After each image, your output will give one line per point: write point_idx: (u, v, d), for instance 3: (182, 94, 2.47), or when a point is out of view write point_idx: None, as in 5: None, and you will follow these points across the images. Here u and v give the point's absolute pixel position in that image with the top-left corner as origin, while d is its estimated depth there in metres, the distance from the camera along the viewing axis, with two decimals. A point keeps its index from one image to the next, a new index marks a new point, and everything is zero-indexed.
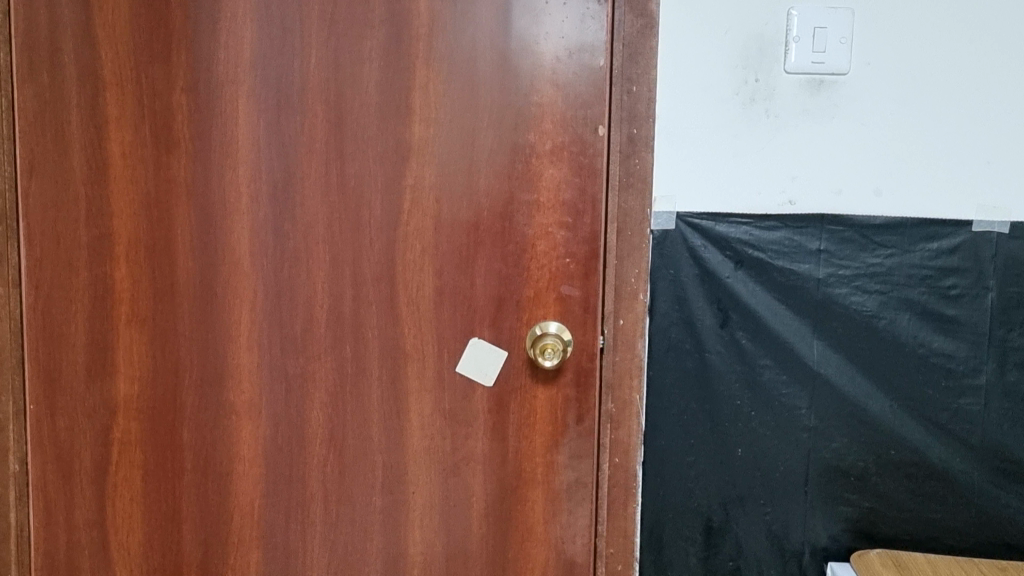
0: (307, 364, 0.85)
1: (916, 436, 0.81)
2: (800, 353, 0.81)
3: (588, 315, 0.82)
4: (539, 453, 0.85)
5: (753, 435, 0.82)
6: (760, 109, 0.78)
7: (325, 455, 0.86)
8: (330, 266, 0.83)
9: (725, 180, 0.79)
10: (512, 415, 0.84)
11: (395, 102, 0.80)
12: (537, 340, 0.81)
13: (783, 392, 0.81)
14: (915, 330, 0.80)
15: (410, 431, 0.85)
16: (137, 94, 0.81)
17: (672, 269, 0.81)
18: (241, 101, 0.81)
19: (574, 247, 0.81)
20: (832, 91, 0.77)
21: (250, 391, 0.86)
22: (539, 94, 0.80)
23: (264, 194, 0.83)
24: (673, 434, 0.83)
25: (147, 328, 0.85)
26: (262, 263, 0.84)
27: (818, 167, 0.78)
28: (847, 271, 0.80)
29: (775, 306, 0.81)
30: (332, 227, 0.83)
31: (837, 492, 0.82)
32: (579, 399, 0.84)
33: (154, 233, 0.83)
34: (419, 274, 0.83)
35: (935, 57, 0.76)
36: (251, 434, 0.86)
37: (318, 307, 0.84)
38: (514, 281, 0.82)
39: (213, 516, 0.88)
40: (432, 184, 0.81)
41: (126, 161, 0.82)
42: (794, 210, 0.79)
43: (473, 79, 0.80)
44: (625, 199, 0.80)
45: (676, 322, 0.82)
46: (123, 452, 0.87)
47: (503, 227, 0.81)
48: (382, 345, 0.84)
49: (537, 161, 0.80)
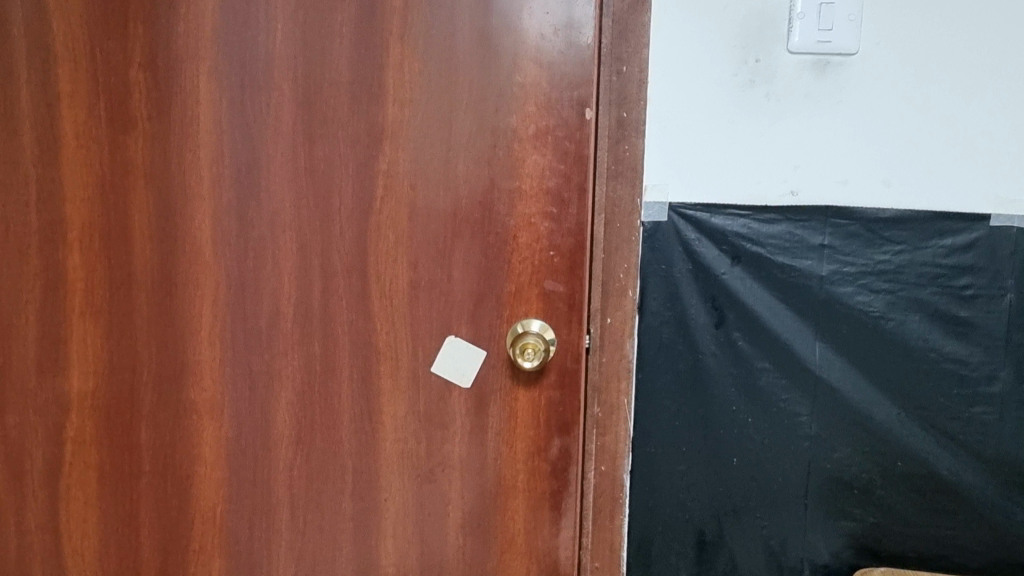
0: (272, 360, 0.79)
1: (925, 447, 0.75)
2: (800, 356, 0.75)
3: (573, 313, 0.76)
4: (521, 460, 0.79)
5: (749, 443, 0.76)
6: (761, 92, 0.72)
7: (291, 459, 0.81)
8: (297, 256, 0.78)
9: (723, 168, 0.73)
10: (492, 418, 0.78)
11: (367, 82, 0.75)
12: (518, 339, 0.75)
13: (782, 397, 0.76)
14: (925, 332, 0.74)
15: (382, 434, 0.80)
16: (91, 70, 0.76)
17: (664, 265, 0.76)
18: (202, 79, 0.76)
19: (559, 239, 0.75)
20: (839, 73, 0.71)
21: (212, 389, 0.80)
22: (523, 74, 0.73)
23: (227, 179, 0.77)
24: (664, 441, 0.77)
25: (102, 320, 0.80)
26: (224, 253, 0.78)
27: (822, 155, 0.72)
28: (853, 268, 0.74)
29: (775, 306, 0.75)
30: (300, 216, 0.77)
31: (839, 505, 0.76)
32: (564, 403, 0.77)
33: (109, 219, 0.78)
34: (393, 267, 0.77)
35: (952, 37, 0.70)
36: (213, 434, 0.81)
37: (284, 300, 0.79)
38: (494, 275, 0.76)
39: (172, 522, 0.82)
40: (408, 170, 0.76)
41: (80, 142, 0.77)
42: (796, 202, 0.73)
43: (451, 57, 0.74)
44: (614, 188, 0.74)
45: (668, 321, 0.76)
46: (77, 452, 0.82)
47: (483, 215, 0.76)
48: (353, 342, 0.79)
49: (519, 146, 0.74)
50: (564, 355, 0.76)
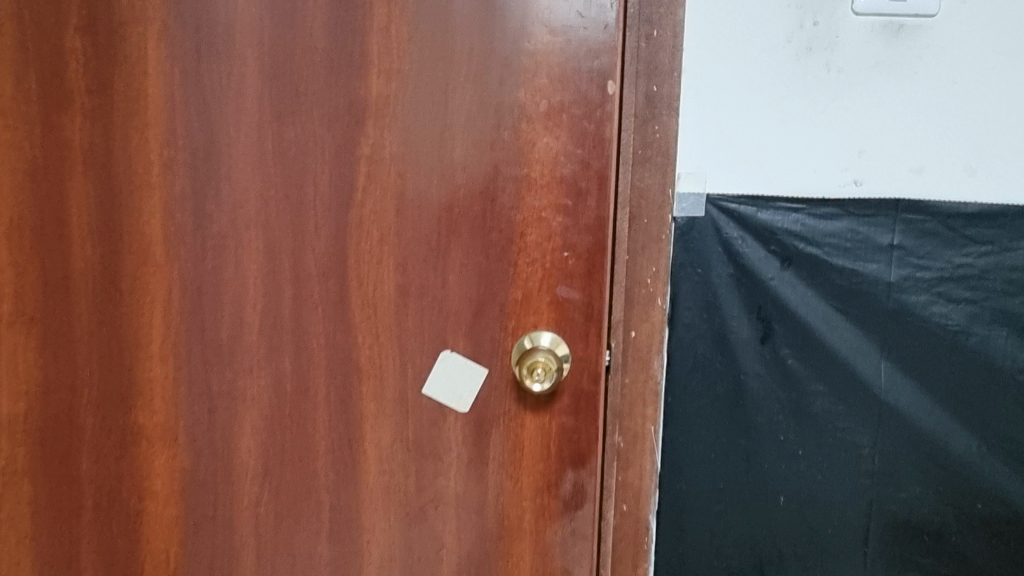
0: (235, 380, 0.67)
1: (1010, 486, 0.64)
2: (863, 376, 0.64)
3: (591, 324, 0.64)
4: (527, 498, 0.66)
5: (800, 479, 0.66)
6: (819, 61, 0.61)
7: (257, 494, 0.69)
8: (265, 257, 0.66)
9: (771, 153, 0.62)
10: (493, 449, 0.66)
11: (347, 49, 0.63)
12: (525, 359, 0.63)
13: (840, 425, 0.65)
14: (1014, 350, 0.62)
15: (364, 465, 0.68)
16: (19, 35, 0.64)
17: (702, 268, 0.66)
18: (151, 46, 0.63)
19: (575, 237, 0.63)
20: (915, 36, 0.60)
21: (164, 412, 0.68)
22: (533, 40, 0.61)
23: (181, 165, 0.65)
24: (698, 475, 0.67)
25: (36, 331, 0.68)
26: (178, 253, 0.66)
27: (892, 137, 0.61)
28: (927, 273, 0.63)
29: (833, 316, 0.64)
30: (268, 209, 0.65)
31: (905, 553, 0.65)
32: (579, 430, 0.65)
33: (42, 213, 0.66)
34: (378, 269, 0.65)
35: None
36: (165, 465, 0.69)
37: (249, 308, 0.67)
38: (497, 279, 0.64)
39: (119, 567, 0.71)
40: (395, 155, 0.64)
41: (7, 121, 0.65)
42: (858, 193, 0.62)
43: (447, 19, 0.61)
44: (640, 177, 0.63)
45: (706, 335, 0.66)
46: (7, 485, 0.70)
47: (484, 208, 0.64)
48: (330, 358, 0.67)
49: (528, 126, 0.62)
50: (580, 374, 0.64)
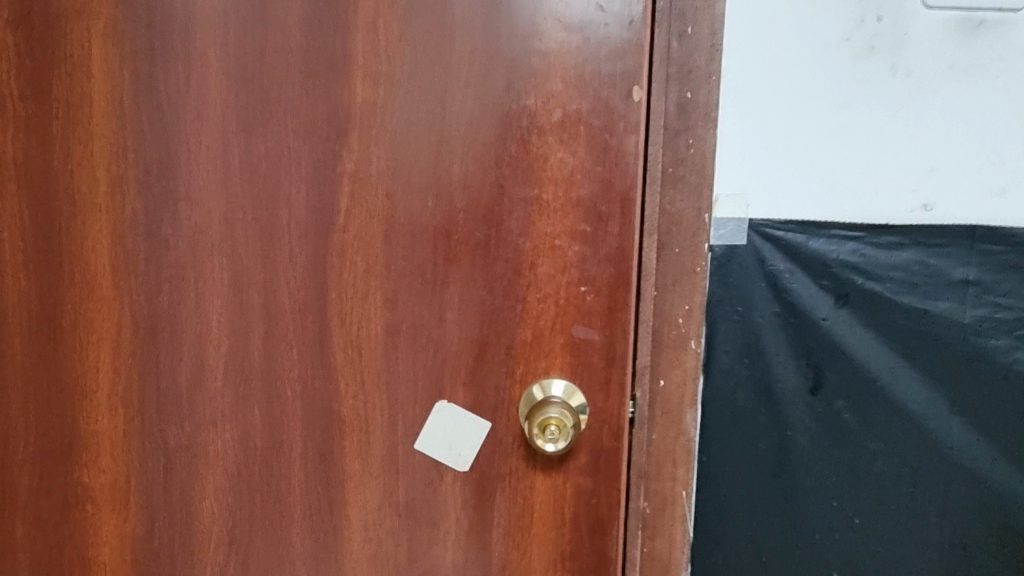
0: (195, 434, 0.58)
1: None
2: (930, 429, 0.58)
3: (612, 371, 0.55)
4: (538, 570, 0.57)
5: (856, 544, 0.60)
6: (884, 64, 0.54)
7: (223, 565, 0.59)
8: (231, 291, 0.56)
9: (829, 168, 0.55)
10: (498, 514, 0.57)
11: (326, 47, 0.53)
12: (537, 417, 0.54)
13: (903, 484, 0.59)
14: None
15: (347, 533, 0.58)
16: None
17: (743, 305, 0.58)
18: (95, 43, 0.54)
19: (593, 269, 0.54)
20: (986, 39, 0.53)
21: (112, 470, 0.58)
22: (544, 37, 0.52)
23: (131, 183, 0.55)
24: (737, 544, 0.61)
25: None
26: (128, 286, 0.56)
27: (967, 151, 0.54)
28: (1006, 314, 0.57)
29: (896, 361, 0.57)
30: (234, 234, 0.56)
31: None
32: (598, 494, 0.56)
33: None
34: (362, 306, 0.56)
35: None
36: (115, 532, 0.59)
37: (213, 351, 0.57)
38: (503, 318, 0.55)
39: None
40: (383, 172, 0.54)
41: None
42: (925, 220, 0.56)
43: (444, 12, 0.52)
44: (671, 200, 0.54)
45: (747, 382, 0.59)
46: None
47: (488, 235, 0.54)
48: (306, 409, 0.57)
49: (539, 139, 0.53)
50: (600, 428, 0.55)
